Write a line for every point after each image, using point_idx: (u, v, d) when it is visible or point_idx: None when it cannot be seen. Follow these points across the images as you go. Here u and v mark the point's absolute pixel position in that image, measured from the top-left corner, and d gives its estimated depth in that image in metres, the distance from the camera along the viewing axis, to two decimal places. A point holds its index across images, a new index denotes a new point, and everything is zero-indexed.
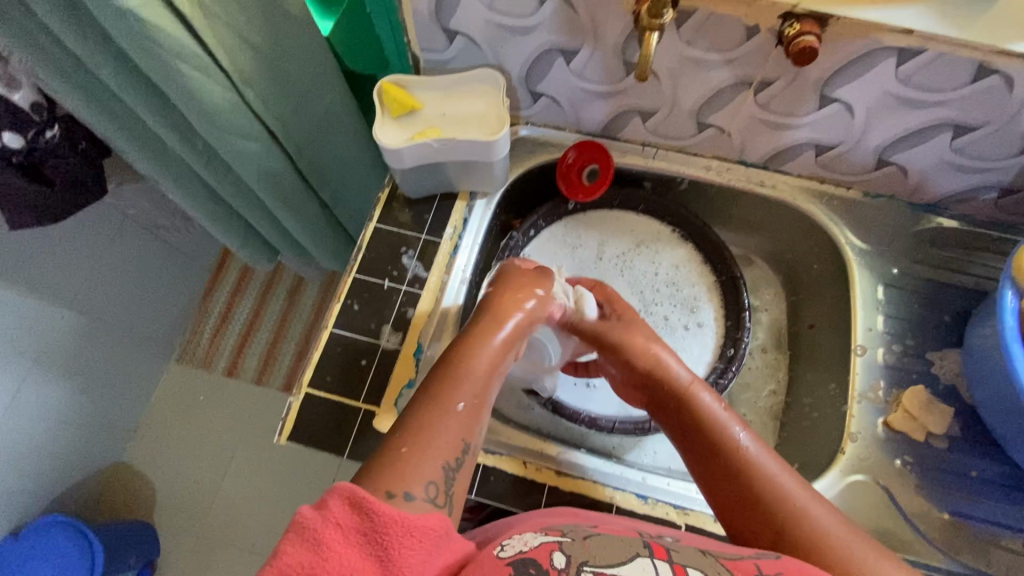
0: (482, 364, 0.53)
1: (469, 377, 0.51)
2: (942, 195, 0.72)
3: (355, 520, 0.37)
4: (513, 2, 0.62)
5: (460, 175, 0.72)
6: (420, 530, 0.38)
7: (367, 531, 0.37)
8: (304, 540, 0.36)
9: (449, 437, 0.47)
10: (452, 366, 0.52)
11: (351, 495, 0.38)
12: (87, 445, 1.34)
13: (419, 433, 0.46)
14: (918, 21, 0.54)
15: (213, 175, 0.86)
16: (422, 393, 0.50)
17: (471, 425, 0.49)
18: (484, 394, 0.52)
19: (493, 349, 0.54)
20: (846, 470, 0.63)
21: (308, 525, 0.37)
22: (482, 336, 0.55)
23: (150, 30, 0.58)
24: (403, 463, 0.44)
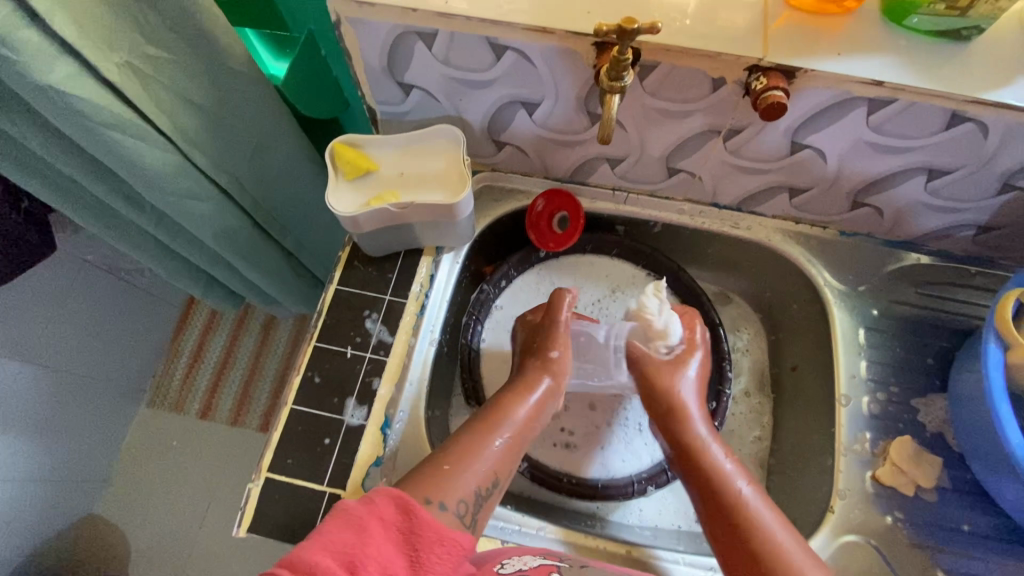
0: (523, 413, 0.63)
1: (509, 423, 0.61)
2: (919, 233, 0.70)
3: (398, 517, 0.48)
4: (468, 58, 0.59)
5: (424, 233, 0.68)
6: (449, 539, 0.48)
7: (407, 529, 0.48)
8: (356, 524, 0.46)
9: (484, 469, 0.57)
10: (497, 412, 0.62)
11: (399, 497, 0.49)
12: (60, 508, 1.24)
13: (461, 461, 0.57)
14: (885, 71, 0.52)
15: (166, 233, 0.81)
16: (467, 432, 0.60)
17: (505, 464, 0.59)
18: (519, 438, 0.62)
19: (532, 402, 0.64)
20: (837, 529, 0.62)
21: (363, 514, 0.47)
22: (522, 386, 0.65)
23: (75, 103, 0.54)
24: (445, 480, 0.55)
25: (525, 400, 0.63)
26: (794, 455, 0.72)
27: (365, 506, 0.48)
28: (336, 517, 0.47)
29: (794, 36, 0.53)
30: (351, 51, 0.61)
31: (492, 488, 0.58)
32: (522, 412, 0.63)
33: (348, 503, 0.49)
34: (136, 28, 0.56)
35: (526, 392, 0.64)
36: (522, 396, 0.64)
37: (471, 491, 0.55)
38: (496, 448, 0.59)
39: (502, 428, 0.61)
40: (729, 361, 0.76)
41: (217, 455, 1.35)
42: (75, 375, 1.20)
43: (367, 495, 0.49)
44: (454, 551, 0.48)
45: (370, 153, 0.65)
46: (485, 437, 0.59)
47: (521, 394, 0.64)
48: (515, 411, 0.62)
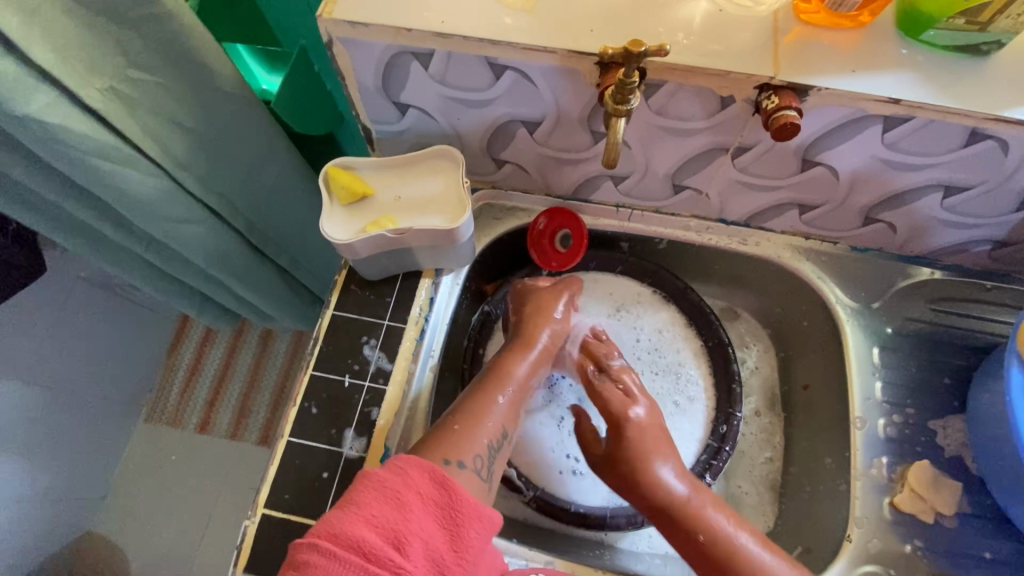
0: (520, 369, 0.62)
1: (507, 379, 0.61)
2: (933, 249, 0.68)
3: (435, 489, 0.48)
4: (465, 77, 0.56)
5: (422, 256, 0.66)
6: (486, 515, 0.48)
7: (445, 503, 0.47)
8: (395, 498, 0.46)
9: (492, 425, 0.58)
10: (500, 371, 0.62)
11: (435, 472, 0.48)
12: (54, 531, 1.21)
13: (471, 418, 0.57)
14: (902, 89, 0.50)
15: (157, 255, 0.78)
16: (471, 393, 0.60)
17: (509, 417, 0.59)
18: (522, 391, 0.62)
19: (531, 359, 0.64)
20: (855, 560, 0.60)
21: (399, 485, 0.47)
22: (520, 343, 0.64)
23: (57, 132, 0.52)
24: (455, 438, 0.55)
25: (524, 357, 0.63)
26: (807, 478, 0.70)
27: (400, 478, 0.47)
28: (374, 484, 0.47)
29: (806, 52, 0.51)
30: (345, 71, 0.59)
31: (502, 439, 0.58)
32: (522, 369, 0.62)
33: (383, 468, 0.48)
34: (120, 52, 0.54)
35: (524, 348, 0.64)
36: (521, 353, 0.64)
37: (483, 443, 0.56)
38: (500, 403, 0.59)
39: (501, 386, 0.61)
40: (739, 381, 0.74)
41: (217, 471, 1.33)
42: (70, 395, 1.18)
43: (402, 463, 0.48)
44: (491, 526, 0.49)
45: (365, 175, 0.63)
46: (488, 393, 0.59)
47: (522, 350, 0.64)
48: (516, 368, 0.62)
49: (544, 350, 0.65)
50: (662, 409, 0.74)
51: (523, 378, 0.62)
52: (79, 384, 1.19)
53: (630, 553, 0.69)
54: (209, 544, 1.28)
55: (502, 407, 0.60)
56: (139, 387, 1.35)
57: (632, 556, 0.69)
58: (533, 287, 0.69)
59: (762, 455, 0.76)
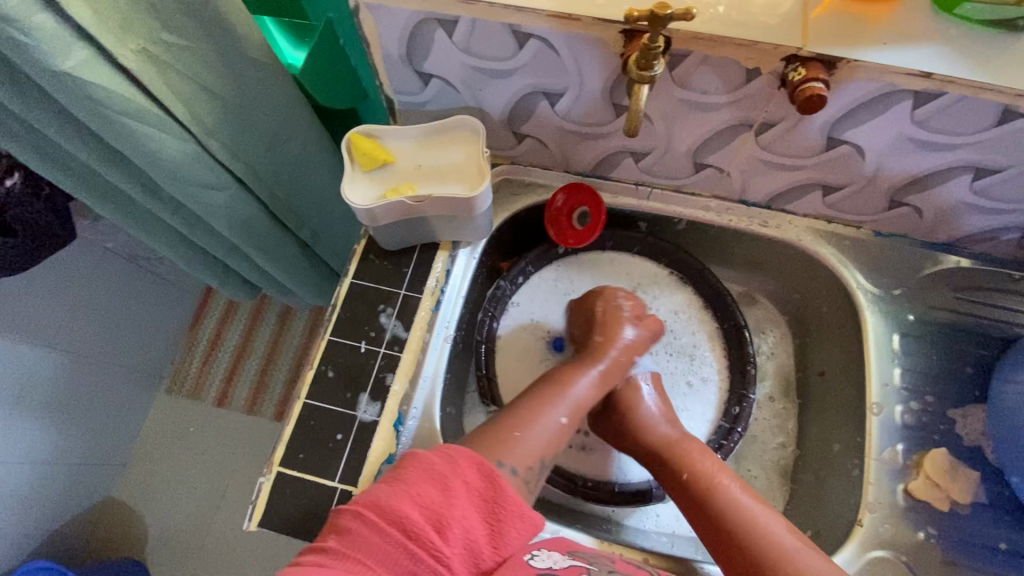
0: (583, 388, 0.62)
1: (571, 398, 0.61)
2: (961, 236, 0.66)
3: (481, 482, 0.48)
4: (490, 46, 0.57)
5: (441, 227, 0.67)
6: (528, 516, 0.48)
7: (489, 496, 0.48)
8: (441, 482, 0.47)
9: (546, 438, 0.58)
10: (562, 385, 0.62)
11: (483, 465, 0.49)
12: (77, 491, 1.25)
13: (529, 425, 0.58)
14: (934, 63, 0.48)
15: (182, 221, 0.80)
16: (529, 402, 0.60)
17: (568, 435, 0.60)
18: (580, 412, 0.62)
19: (592, 378, 0.63)
20: (865, 544, 0.59)
21: (447, 471, 0.48)
22: (584, 362, 0.65)
23: (91, 90, 0.54)
24: (513, 445, 0.55)
25: (587, 372, 0.64)
26: (820, 464, 0.70)
27: (449, 465, 0.48)
28: (424, 466, 0.48)
29: (837, 23, 0.50)
30: (370, 39, 0.59)
31: (552, 456, 0.59)
32: (582, 386, 0.62)
33: (433, 453, 0.50)
34: (153, 13, 0.55)
35: (586, 366, 0.64)
36: (581, 371, 0.63)
37: (539, 457, 0.57)
38: (561, 424, 0.59)
39: (563, 404, 0.60)
40: (754, 364, 0.74)
41: (234, 442, 1.36)
42: (95, 361, 1.21)
43: (451, 451, 0.50)
44: (531, 528, 0.48)
45: (389, 144, 0.64)
46: (552, 409, 0.59)
47: (586, 367, 0.64)
48: (577, 385, 0.62)
49: (600, 381, 0.64)
50: (675, 391, 0.74)
51: (582, 396, 0.62)
52: (105, 349, 1.23)
53: (637, 530, 0.70)
54: (224, 512, 1.31)
55: (561, 427, 0.60)
56: (162, 358, 1.39)
57: (639, 532, 0.69)
58: (605, 309, 0.69)
59: (774, 440, 0.75)
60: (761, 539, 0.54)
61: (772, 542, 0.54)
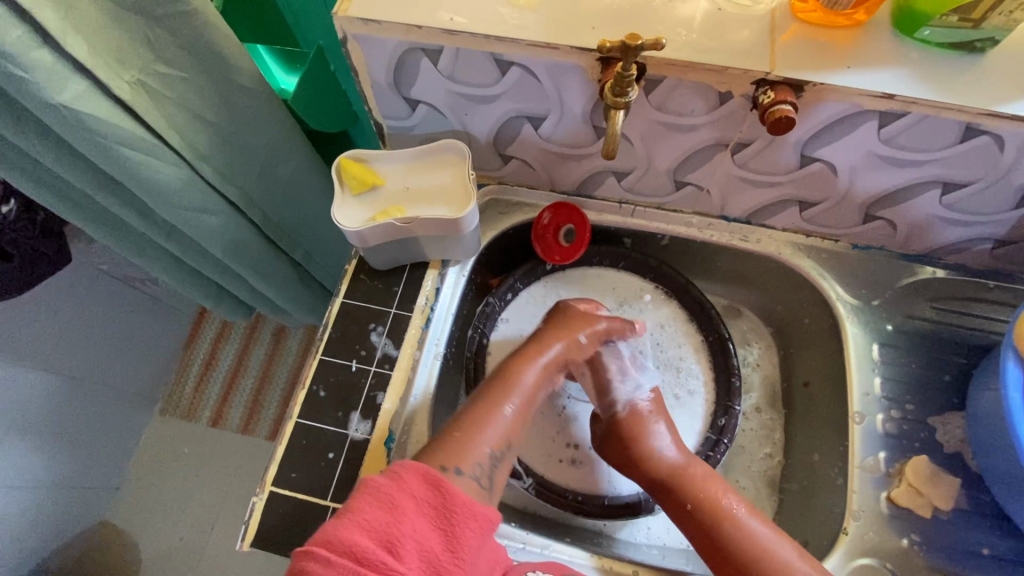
0: (528, 379, 0.64)
1: (515, 388, 0.62)
2: (935, 247, 0.68)
3: (429, 491, 0.49)
4: (473, 73, 0.59)
5: (429, 246, 0.68)
6: (482, 513, 0.49)
7: (440, 504, 0.48)
8: (388, 502, 0.47)
9: (496, 434, 0.59)
10: (507, 379, 0.63)
11: (429, 473, 0.49)
12: (70, 515, 1.24)
13: (478, 425, 0.58)
14: (896, 85, 0.51)
15: (176, 244, 0.82)
16: (482, 397, 0.62)
17: (515, 427, 0.60)
18: (527, 401, 0.63)
19: (540, 366, 0.65)
20: (851, 552, 0.60)
21: (393, 490, 0.48)
22: (530, 354, 0.66)
23: (87, 120, 0.56)
24: (458, 446, 0.56)
25: (533, 365, 0.65)
26: (806, 474, 0.71)
27: (395, 483, 0.48)
28: (370, 490, 0.48)
29: (802, 49, 0.52)
30: (359, 68, 0.61)
31: (507, 452, 0.59)
32: (530, 378, 0.64)
33: (379, 476, 0.49)
34: (148, 46, 0.57)
35: (534, 357, 0.66)
36: (529, 360, 0.65)
37: (487, 451, 0.57)
38: (510, 413, 0.60)
39: (513, 396, 0.62)
40: (740, 376, 0.75)
41: (229, 463, 1.36)
42: (89, 383, 1.21)
43: (397, 469, 0.50)
44: (487, 525, 0.49)
45: (377, 168, 0.66)
46: (498, 402, 0.61)
47: (528, 360, 0.65)
48: (523, 377, 0.64)
49: (546, 369, 0.66)
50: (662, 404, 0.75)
51: (530, 387, 0.64)
52: (99, 371, 1.23)
53: (630, 543, 0.70)
54: (218, 533, 1.30)
55: (508, 418, 0.61)
56: (157, 379, 1.39)
57: (632, 546, 0.70)
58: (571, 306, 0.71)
59: (761, 451, 0.77)
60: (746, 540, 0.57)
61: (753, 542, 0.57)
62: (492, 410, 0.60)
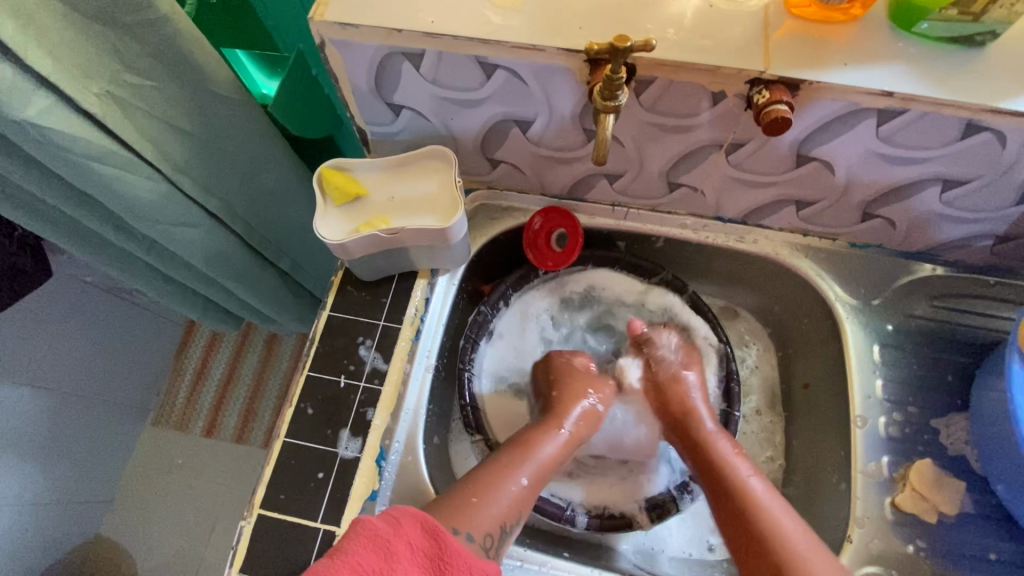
0: (547, 450, 0.64)
1: (533, 460, 0.62)
2: (934, 244, 0.66)
3: (425, 540, 0.47)
4: (458, 77, 0.57)
5: (418, 256, 0.66)
6: (478, 567, 0.48)
7: (435, 556, 0.47)
8: (384, 548, 0.45)
9: (509, 502, 0.58)
10: (526, 449, 0.63)
11: (429, 522, 0.48)
12: (62, 533, 1.22)
13: (488, 493, 0.57)
14: (895, 82, 0.49)
15: (157, 257, 0.79)
16: (500, 463, 0.61)
17: (528, 501, 0.60)
18: (541, 474, 0.62)
19: (559, 439, 0.65)
20: (856, 561, 0.59)
21: (390, 536, 0.46)
22: (549, 427, 0.66)
23: (54, 136, 0.53)
24: (471, 511, 0.55)
25: (553, 436, 0.65)
26: (808, 479, 0.69)
27: (393, 528, 0.47)
28: (364, 533, 0.46)
29: (797, 47, 0.51)
30: (338, 74, 0.59)
31: (518, 521, 0.58)
32: (549, 449, 0.64)
33: (375, 517, 0.47)
34: (117, 56, 0.55)
35: (554, 428, 0.66)
36: (550, 432, 0.65)
37: (498, 524, 0.56)
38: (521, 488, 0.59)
39: (527, 466, 0.61)
40: (738, 380, 0.74)
41: (223, 475, 1.33)
42: (78, 398, 1.19)
43: (395, 514, 0.48)
44: None
45: (360, 177, 0.64)
46: (515, 472, 0.60)
47: (551, 428, 0.66)
48: (543, 449, 0.64)
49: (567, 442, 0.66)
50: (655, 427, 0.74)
51: (548, 458, 0.63)
52: (86, 386, 1.20)
53: (628, 556, 0.69)
54: (215, 546, 1.28)
55: (523, 490, 0.60)
56: (147, 391, 1.37)
57: (631, 559, 0.68)
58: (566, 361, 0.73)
59: (761, 455, 0.76)
60: (731, 471, 0.61)
61: (742, 477, 0.60)
62: (507, 478, 0.60)
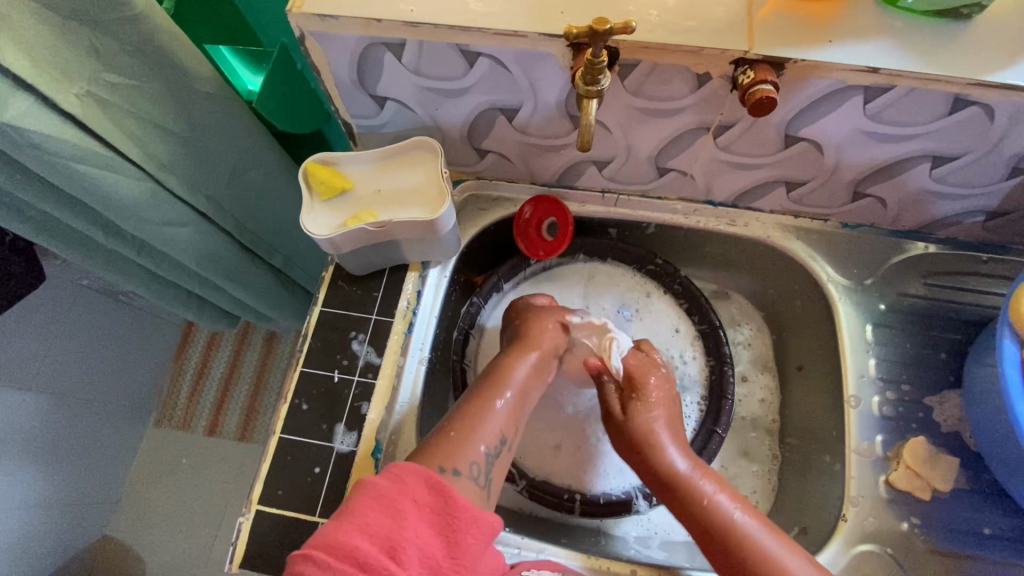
0: (518, 372, 0.62)
1: (504, 379, 0.61)
2: (926, 221, 0.66)
3: (430, 496, 0.47)
4: (440, 67, 0.56)
5: (408, 248, 0.66)
6: (483, 518, 0.48)
7: (441, 510, 0.47)
8: (389, 506, 0.46)
9: (490, 429, 0.57)
10: (497, 371, 0.62)
11: (430, 478, 0.48)
12: (70, 535, 1.23)
13: (465, 427, 0.56)
14: (880, 58, 0.48)
15: (148, 257, 0.79)
16: (472, 395, 0.60)
17: (509, 422, 0.59)
18: (523, 397, 0.61)
19: (531, 361, 0.63)
20: (851, 540, 0.59)
21: (395, 494, 0.47)
22: (517, 351, 0.64)
23: (36, 138, 0.53)
24: (451, 445, 0.54)
25: (524, 359, 0.63)
26: (805, 459, 0.70)
27: (396, 486, 0.47)
28: (371, 493, 0.47)
29: (781, 25, 0.50)
30: (320, 68, 0.59)
31: (501, 446, 0.57)
32: (521, 372, 0.62)
33: (382, 477, 0.48)
34: (95, 56, 0.54)
35: (522, 353, 0.64)
36: (521, 352, 0.63)
37: (482, 440, 0.56)
38: (501, 403, 0.59)
39: (503, 386, 0.60)
40: (731, 364, 0.74)
41: (228, 473, 1.34)
42: (81, 401, 1.19)
43: (399, 471, 0.48)
44: (489, 530, 0.48)
45: (347, 171, 0.63)
46: (487, 397, 0.59)
47: (521, 352, 0.63)
48: (514, 369, 0.62)
49: (538, 365, 0.64)
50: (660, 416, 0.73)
51: (522, 381, 0.62)
52: (88, 389, 1.20)
53: (624, 540, 0.70)
54: (222, 542, 1.29)
55: (502, 406, 0.59)
56: (149, 392, 1.37)
57: (628, 543, 0.69)
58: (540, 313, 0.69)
59: (758, 438, 0.76)
60: (687, 483, 0.58)
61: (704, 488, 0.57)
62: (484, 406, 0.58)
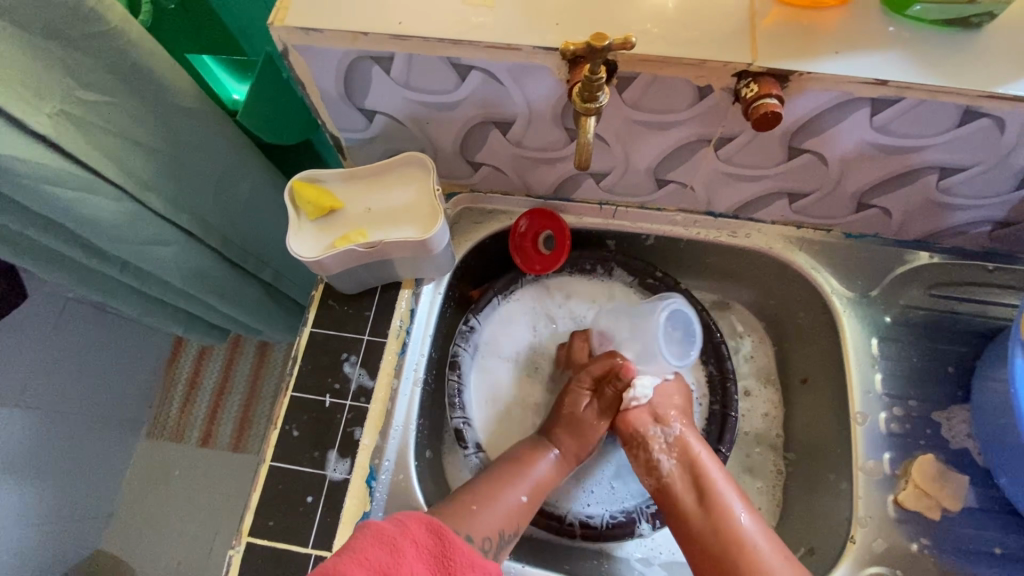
0: (542, 470, 0.64)
1: (526, 478, 0.62)
2: (932, 231, 0.64)
3: (428, 538, 0.46)
4: (430, 79, 0.54)
5: (401, 266, 0.63)
6: (481, 565, 0.46)
7: (439, 553, 0.45)
8: (389, 544, 0.44)
9: (506, 518, 0.58)
10: (521, 464, 0.63)
11: (432, 521, 0.47)
12: (61, 554, 1.20)
13: (486, 504, 0.58)
14: (887, 70, 0.47)
15: (132, 275, 0.76)
16: (496, 477, 0.62)
17: (525, 516, 0.60)
18: (538, 492, 0.63)
19: (553, 458, 0.65)
20: (860, 562, 0.58)
21: (396, 534, 0.45)
22: (542, 445, 0.66)
23: (8, 162, 0.50)
24: (469, 520, 0.56)
25: (548, 456, 0.65)
26: (811, 474, 0.68)
27: (397, 526, 0.46)
28: (371, 531, 0.45)
29: (785, 36, 0.48)
30: (305, 82, 0.56)
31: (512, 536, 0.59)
32: (543, 468, 0.64)
33: (384, 519, 0.47)
34: (68, 74, 0.52)
35: (547, 446, 0.66)
36: (544, 450, 0.65)
37: (494, 534, 0.57)
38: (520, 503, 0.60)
39: (526, 482, 0.62)
40: (734, 379, 0.72)
41: (222, 485, 1.32)
42: (70, 418, 1.16)
43: (401, 515, 0.47)
44: None
45: (332, 189, 0.61)
46: (513, 488, 0.61)
47: (542, 449, 0.66)
48: (537, 468, 0.63)
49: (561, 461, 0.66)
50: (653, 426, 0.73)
51: (542, 476, 0.64)
52: (77, 406, 1.17)
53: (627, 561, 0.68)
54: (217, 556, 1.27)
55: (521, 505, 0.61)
56: (140, 405, 1.34)
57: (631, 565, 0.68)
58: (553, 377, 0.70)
59: (762, 454, 0.74)
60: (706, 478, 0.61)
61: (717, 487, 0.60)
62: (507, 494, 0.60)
